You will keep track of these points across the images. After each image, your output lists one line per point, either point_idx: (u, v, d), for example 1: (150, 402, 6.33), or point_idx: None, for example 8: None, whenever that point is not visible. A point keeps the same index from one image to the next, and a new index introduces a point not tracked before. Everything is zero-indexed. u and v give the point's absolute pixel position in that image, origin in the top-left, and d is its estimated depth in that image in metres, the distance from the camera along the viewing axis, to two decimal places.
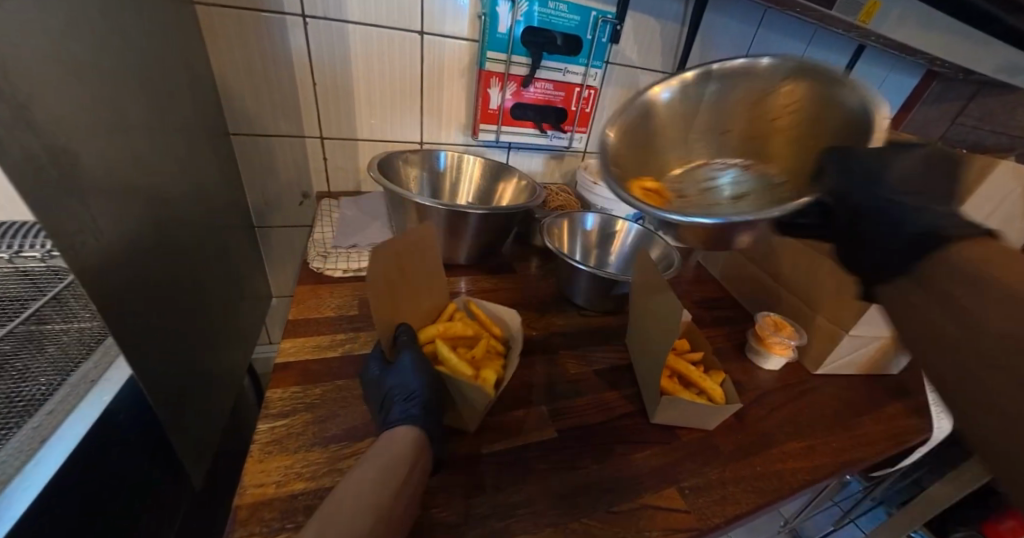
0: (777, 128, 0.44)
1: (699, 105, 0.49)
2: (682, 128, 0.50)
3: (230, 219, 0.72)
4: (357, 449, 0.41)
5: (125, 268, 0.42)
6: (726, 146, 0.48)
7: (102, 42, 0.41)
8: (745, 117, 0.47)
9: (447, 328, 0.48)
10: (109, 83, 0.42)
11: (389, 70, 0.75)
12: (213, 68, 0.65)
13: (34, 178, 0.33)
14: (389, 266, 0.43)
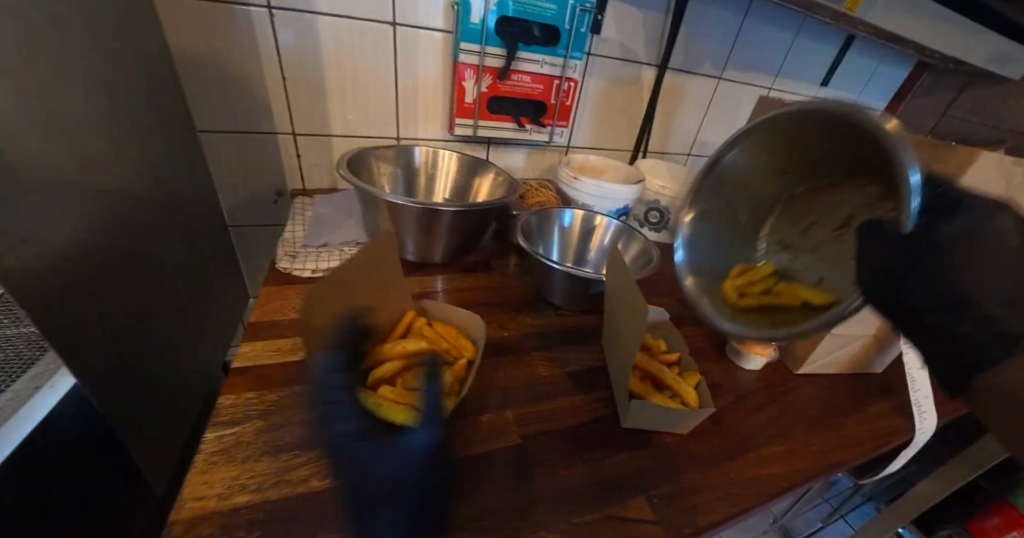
0: (833, 162, 0.39)
1: (741, 171, 0.48)
2: (749, 190, 0.48)
3: (200, 218, 0.70)
4: (311, 458, 0.40)
5: (66, 271, 0.41)
6: (789, 177, 0.44)
7: (37, 35, 0.39)
8: (803, 153, 0.42)
9: (394, 350, 0.46)
10: (43, 77, 0.40)
11: (362, 64, 0.73)
12: (175, 62, 0.63)
13: None
14: (332, 286, 0.41)
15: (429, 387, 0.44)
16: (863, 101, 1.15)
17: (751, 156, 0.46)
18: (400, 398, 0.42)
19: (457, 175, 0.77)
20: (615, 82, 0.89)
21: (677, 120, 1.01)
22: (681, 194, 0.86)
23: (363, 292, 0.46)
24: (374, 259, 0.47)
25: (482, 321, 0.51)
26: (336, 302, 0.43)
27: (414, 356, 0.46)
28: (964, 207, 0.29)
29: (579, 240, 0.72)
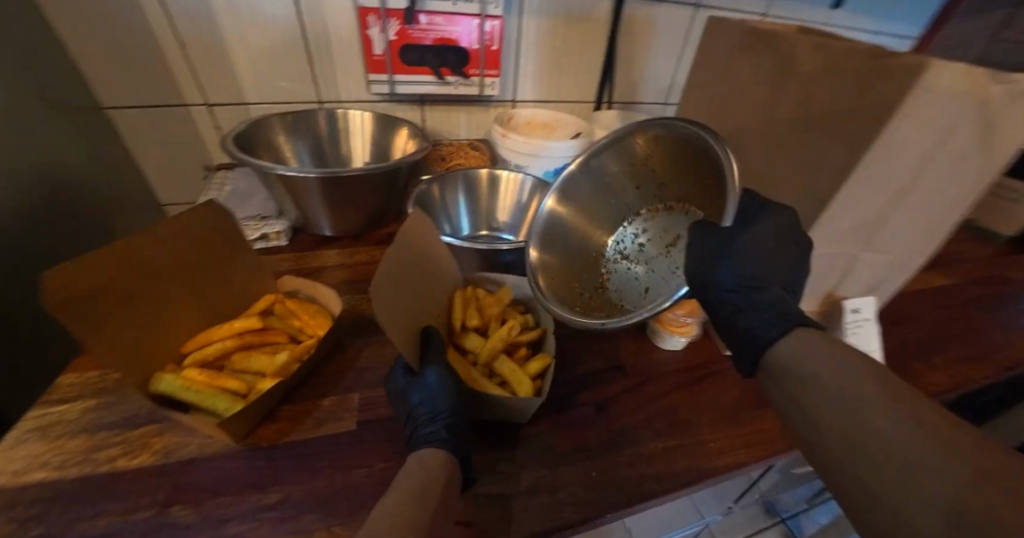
0: (677, 181, 0.46)
1: (598, 181, 0.51)
2: (597, 209, 0.52)
3: (122, 195, 0.72)
4: (126, 437, 0.39)
5: None
6: (641, 198, 0.50)
7: None
8: (664, 169, 0.47)
9: (224, 330, 0.44)
10: None
11: (261, 20, 0.67)
12: (63, 35, 0.61)
13: None
14: (120, 263, 0.37)
15: (256, 368, 0.42)
16: (889, 27, 0.94)
17: (605, 173, 0.51)
18: (213, 381, 0.40)
19: (373, 137, 0.71)
20: (561, 21, 0.77)
21: (645, 63, 0.87)
22: None
23: (186, 268, 0.43)
24: (195, 230, 0.43)
25: (340, 298, 0.48)
26: (131, 281, 0.39)
27: (248, 336, 0.44)
28: (769, 213, 0.39)
29: (494, 205, 0.65)
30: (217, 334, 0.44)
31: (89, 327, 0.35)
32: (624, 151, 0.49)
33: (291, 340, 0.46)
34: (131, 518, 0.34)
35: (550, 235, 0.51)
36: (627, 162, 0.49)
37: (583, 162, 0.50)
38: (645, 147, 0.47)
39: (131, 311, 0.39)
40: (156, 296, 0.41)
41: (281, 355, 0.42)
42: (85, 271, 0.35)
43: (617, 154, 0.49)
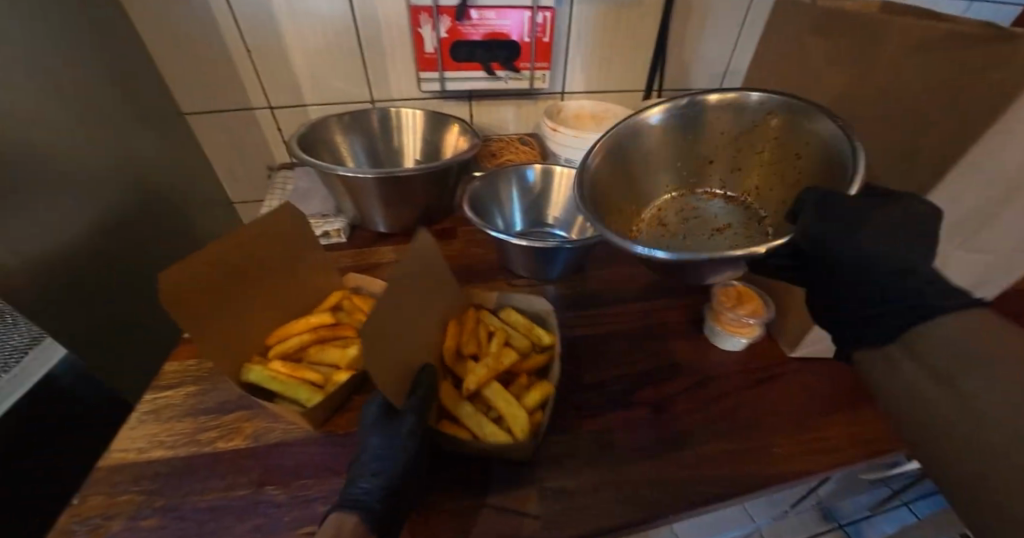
0: (757, 175, 0.46)
1: (688, 139, 0.48)
2: (665, 166, 0.50)
3: (197, 194, 0.77)
4: (222, 421, 0.43)
5: (49, 253, 0.48)
6: (707, 176, 0.49)
7: None
8: (752, 151, 0.46)
9: (300, 325, 0.47)
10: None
11: (319, 24, 0.69)
12: (149, 46, 0.67)
13: None
14: (212, 263, 0.41)
15: (331, 361, 0.45)
16: None
17: (696, 142, 0.48)
18: (294, 372, 0.43)
19: (425, 135, 0.73)
20: (612, 8, 0.74)
21: (699, 48, 0.83)
22: None
23: (265, 267, 0.46)
24: (273, 232, 0.46)
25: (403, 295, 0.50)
26: (222, 279, 0.42)
27: (321, 331, 0.47)
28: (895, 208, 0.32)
29: (545, 201, 0.65)
30: (294, 329, 0.47)
31: (190, 322, 0.39)
32: (740, 122, 0.46)
33: (359, 334, 0.49)
34: (230, 494, 0.38)
35: (612, 157, 0.48)
36: (733, 138, 0.47)
37: (700, 109, 0.47)
38: (758, 129, 0.44)
39: (222, 306, 0.42)
40: (242, 292, 0.44)
41: (353, 349, 0.45)
42: (184, 270, 0.38)
43: (731, 120, 0.46)
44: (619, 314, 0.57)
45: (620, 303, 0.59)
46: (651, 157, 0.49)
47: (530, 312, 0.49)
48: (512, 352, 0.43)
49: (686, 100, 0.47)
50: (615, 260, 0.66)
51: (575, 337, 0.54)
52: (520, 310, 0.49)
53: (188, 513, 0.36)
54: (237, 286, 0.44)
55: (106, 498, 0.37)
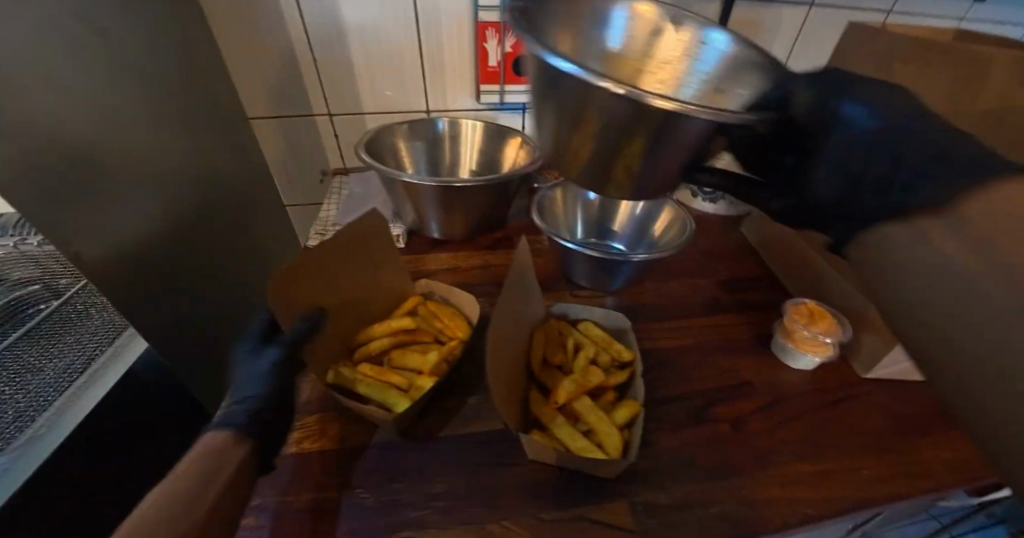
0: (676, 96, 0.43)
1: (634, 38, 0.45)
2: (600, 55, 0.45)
3: (256, 196, 0.79)
4: (306, 422, 0.44)
5: (135, 250, 0.49)
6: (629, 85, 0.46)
7: (93, 48, 0.45)
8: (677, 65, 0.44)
9: (382, 329, 0.47)
10: (102, 83, 0.46)
11: (385, 36, 0.71)
12: (224, 53, 0.69)
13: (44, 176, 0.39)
14: (312, 270, 0.42)
15: (414, 366, 0.45)
16: None
17: (629, 55, 0.45)
18: (380, 376, 0.44)
19: (483, 146, 0.74)
20: None
21: None
22: None
23: (350, 272, 0.47)
24: (359, 239, 0.47)
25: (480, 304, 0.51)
26: (320, 284, 0.44)
27: (402, 335, 0.47)
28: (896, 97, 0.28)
29: (606, 213, 0.66)
30: (376, 333, 0.48)
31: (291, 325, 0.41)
32: (681, 51, 0.44)
33: (436, 340, 0.49)
34: (323, 496, 0.38)
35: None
36: (665, 64, 0.44)
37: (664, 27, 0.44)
38: (690, 60, 0.43)
39: (319, 311, 0.44)
40: (330, 297, 0.45)
41: (434, 355, 0.45)
42: (284, 277, 0.40)
43: (675, 46, 0.44)
44: (684, 327, 0.58)
45: (684, 317, 0.59)
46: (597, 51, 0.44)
47: (612, 330, 0.51)
48: (599, 371, 0.43)
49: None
50: (674, 274, 0.66)
51: (644, 350, 0.54)
52: (599, 328, 0.50)
53: (285, 513, 0.37)
54: (325, 290, 0.45)
55: None
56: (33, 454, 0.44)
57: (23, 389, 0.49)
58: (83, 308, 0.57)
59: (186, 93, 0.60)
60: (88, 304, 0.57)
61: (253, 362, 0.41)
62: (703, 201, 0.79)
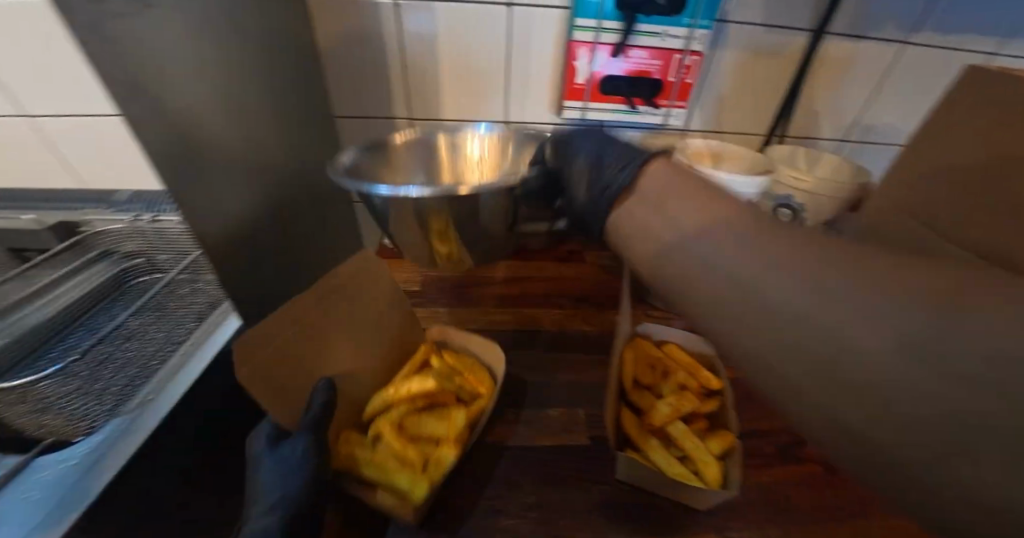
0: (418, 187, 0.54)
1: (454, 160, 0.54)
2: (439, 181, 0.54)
3: (334, 190, 0.83)
4: None
5: (231, 232, 0.52)
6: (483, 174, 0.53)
7: (211, 42, 0.48)
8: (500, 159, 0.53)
9: (394, 394, 0.44)
10: (217, 74, 0.50)
11: (474, 49, 0.73)
12: (321, 57, 0.73)
13: (170, 158, 0.43)
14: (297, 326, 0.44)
15: (434, 434, 0.41)
16: None
17: (443, 159, 0.72)
18: (397, 454, 0.39)
19: None
20: (752, 55, 0.77)
21: (831, 99, 0.83)
22: (824, 191, 0.72)
23: (336, 329, 0.47)
24: (338, 291, 0.48)
25: (502, 354, 0.48)
26: (303, 340, 0.44)
27: (417, 399, 0.43)
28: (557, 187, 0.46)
29: None
30: (386, 401, 0.44)
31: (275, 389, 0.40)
32: (485, 149, 0.71)
33: (459, 401, 0.45)
34: None
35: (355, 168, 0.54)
36: (489, 158, 0.71)
37: (455, 139, 0.71)
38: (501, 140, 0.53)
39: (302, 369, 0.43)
40: (317, 360, 0.45)
41: (461, 417, 0.41)
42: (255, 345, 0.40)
43: (489, 147, 0.71)
44: None
45: None
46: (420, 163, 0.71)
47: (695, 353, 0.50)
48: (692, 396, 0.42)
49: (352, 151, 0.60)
50: None
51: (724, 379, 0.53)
52: (684, 350, 0.49)
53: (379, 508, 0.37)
54: (310, 353, 0.44)
55: None
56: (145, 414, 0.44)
57: (132, 363, 0.50)
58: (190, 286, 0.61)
59: (284, 91, 0.64)
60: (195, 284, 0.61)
61: (274, 459, 0.38)
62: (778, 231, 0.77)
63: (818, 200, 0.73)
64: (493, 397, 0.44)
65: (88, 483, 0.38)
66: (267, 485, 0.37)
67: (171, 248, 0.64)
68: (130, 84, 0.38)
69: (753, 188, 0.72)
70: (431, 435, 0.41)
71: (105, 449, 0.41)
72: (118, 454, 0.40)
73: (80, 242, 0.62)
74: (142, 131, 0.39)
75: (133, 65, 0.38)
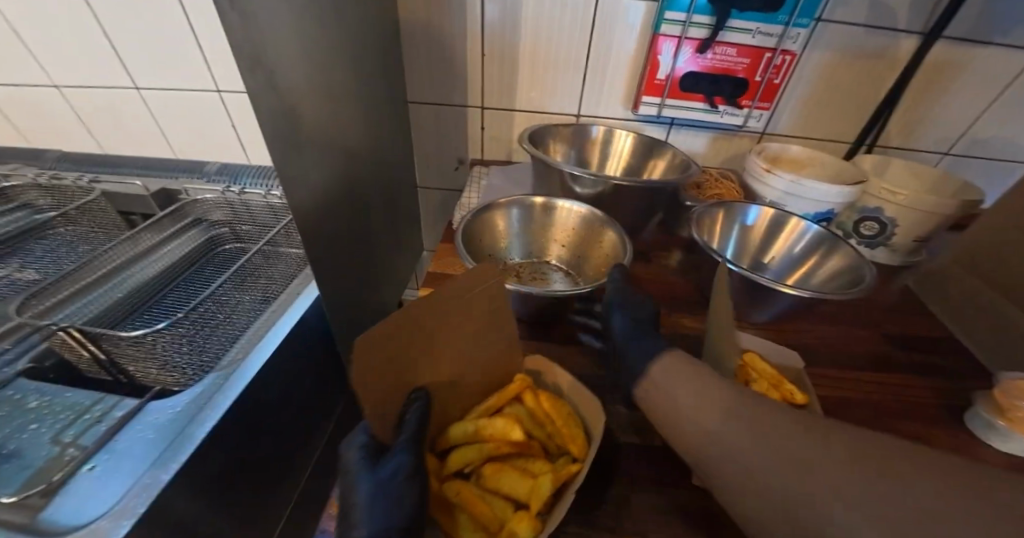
0: (526, 243, 0.59)
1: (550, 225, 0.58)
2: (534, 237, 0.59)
3: (403, 175, 0.85)
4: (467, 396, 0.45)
5: (319, 206, 0.55)
6: (568, 251, 0.59)
7: (316, 23, 0.50)
8: (584, 241, 0.57)
9: (482, 432, 0.39)
10: (318, 54, 0.52)
11: (554, 39, 0.73)
12: (403, 44, 0.75)
13: (278, 132, 0.45)
14: (407, 337, 0.36)
15: (513, 493, 0.36)
16: None
17: (539, 217, 0.59)
18: (472, 503, 0.35)
19: (631, 156, 0.75)
20: (847, 57, 0.73)
21: (932, 109, 0.77)
22: (920, 206, 0.66)
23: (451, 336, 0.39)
24: (464, 295, 0.38)
25: (605, 416, 0.39)
26: (407, 356, 0.37)
27: (503, 443, 0.38)
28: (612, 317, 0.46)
29: (762, 243, 0.64)
30: (472, 435, 0.40)
31: (374, 395, 0.35)
32: (578, 221, 0.59)
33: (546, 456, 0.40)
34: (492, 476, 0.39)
35: (477, 225, 0.55)
36: (574, 231, 0.60)
37: (557, 207, 0.60)
38: (588, 229, 0.57)
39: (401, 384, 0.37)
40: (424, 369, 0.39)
41: (546, 484, 0.34)
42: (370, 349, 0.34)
43: (581, 220, 0.58)
44: (855, 379, 0.52)
45: (853, 367, 0.53)
46: (518, 220, 0.58)
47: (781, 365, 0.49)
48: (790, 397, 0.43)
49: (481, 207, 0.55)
50: (833, 320, 0.60)
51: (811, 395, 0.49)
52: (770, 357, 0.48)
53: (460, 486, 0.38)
54: (420, 360, 0.38)
55: None
56: (239, 373, 0.47)
57: (225, 325, 0.54)
58: (274, 255, 0.65)
59: (370, 76, 0.66)
60: (280, 255, 0.65)
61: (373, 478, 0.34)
62: (859, 245, 0.75)
63: (913, 215, 0.68)
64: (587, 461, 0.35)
65: (194, 429, 0.41)
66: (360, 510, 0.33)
67: (260, 220, 0.69)
68: (254, 58, 0.40)
69: (839, 198, 0.67)
70: (517, 493, 0.36)
71: (207, 401, 0.44)
72: (218, 407, 0.44)
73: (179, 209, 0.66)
74: (259, 104, 0.41)
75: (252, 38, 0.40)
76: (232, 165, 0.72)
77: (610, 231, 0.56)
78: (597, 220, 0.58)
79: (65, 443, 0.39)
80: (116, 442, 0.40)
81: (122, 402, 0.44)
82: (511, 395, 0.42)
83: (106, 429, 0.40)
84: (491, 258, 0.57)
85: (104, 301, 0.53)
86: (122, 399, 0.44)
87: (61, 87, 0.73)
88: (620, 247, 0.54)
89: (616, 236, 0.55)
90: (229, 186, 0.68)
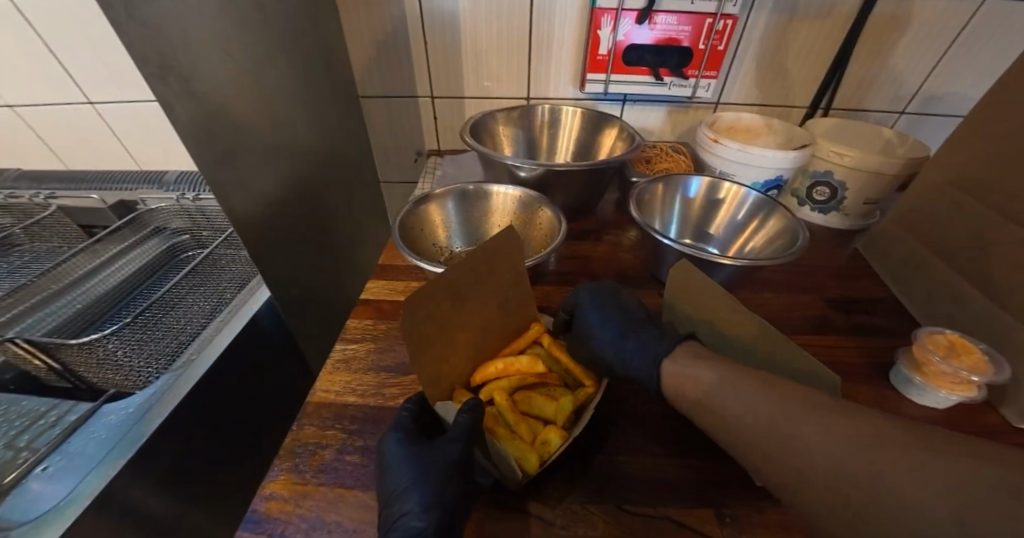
0: (469, 230, 0.61)
1: (489, 210, 0.60)
2: (476, 224, 0.61)
3: (360, 171, 0.86)
4: (402, 381, 0.47)
5: (262, 208, 0.56)
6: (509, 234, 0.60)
7: (237, 25, 0.51)
8: (522, 221, 0.59)
9: (507, 368, 0.42)
10: (245, 57, 0.53)
11: (494, 21, 0.72)
12: (347, 38, 0.75)
13: (203, 141, 0.46)
14: (447, 292, 0.38)
15: (540, 414, 0.40)
16: None
17: (478, 204, 0.61)
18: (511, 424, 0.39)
19: (580, 133, 0.75)
20: (794, 16, 0.71)
21: (885, 65, 0.75)
22: (868, 166, 0.66)
23: (475, 294, 0.40)
24: (490, 257, 0.40)
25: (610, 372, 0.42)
26: (439, 315, 0.38)
27: (528, 376, 0.41)
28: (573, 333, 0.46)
29: (706, 214, 0.64)
30: (499, 371, 0.42)
31: (413, 353, 0.36)
32: (516, 204, 0.60)
33: (565, 385, 0.43)
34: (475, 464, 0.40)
35: (415, 218, 0.56)
36: (515, 213, 0.61)
37: (493, 191, 0.61)
38: (526, 209, 0.58)
39: (440, 345, 0.39)
40: (452, 327, 0.39)
41: (569, 402, 0.39)
42: (410, 313, 0.35)
43: (517, 203, 0.59)
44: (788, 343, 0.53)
45: (787, 330, 0.54)
46: (456, 208, 0.60)
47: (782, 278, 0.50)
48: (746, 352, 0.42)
49: (417, 199, 0.57)
50: (777, 287, 0.61)
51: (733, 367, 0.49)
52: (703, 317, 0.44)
53: None
54: (450, 320, 0.39)
55: (317, 430, 0.42)
56: (186, 375, 0.51)
57: (178, 329, 0.57)
58: (229, 258, 0.67)
59: (310, 74, 0.66)
60: (235, 258, 0.67)
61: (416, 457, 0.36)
62: (813, 211, 0.75)
63: (861, 176, 0.67)
64: (597, 394, 0.40)
65: (141, 426, 0.45)
66: (405, 492, 0.34)
67: (216, 224, 0.71)
68: (163, 68, 0.41)
69: (785, 164, 0.67)
70: (548, 416, 0.39)
71: (154, 402, 0.48)
72: (166, 406, 0.48)
73: (137, 219, 0.68)
74: (172, 115, 0.42)
75: (161, 48, 0.40)
76: (185, 172, 0.73)
77: (546, 209, 0.57)
78: (534, 199, 0.59)
79: (19, 447, 0.44)
80: (68, 444, 0.44)
81: (76, 407, 0.48)
82: (530, 339, 0.45)
83: (59, 433, 0.44)
84: (433, 248, 0.58)
85: (66, 313, 0.56)
86: (76, 404, 0.49)
87: (15, 107, 0.75)
88: (556, 222, 0.55)
89: (552, 213, 0.56)
90: (176, 192, 0.70)
